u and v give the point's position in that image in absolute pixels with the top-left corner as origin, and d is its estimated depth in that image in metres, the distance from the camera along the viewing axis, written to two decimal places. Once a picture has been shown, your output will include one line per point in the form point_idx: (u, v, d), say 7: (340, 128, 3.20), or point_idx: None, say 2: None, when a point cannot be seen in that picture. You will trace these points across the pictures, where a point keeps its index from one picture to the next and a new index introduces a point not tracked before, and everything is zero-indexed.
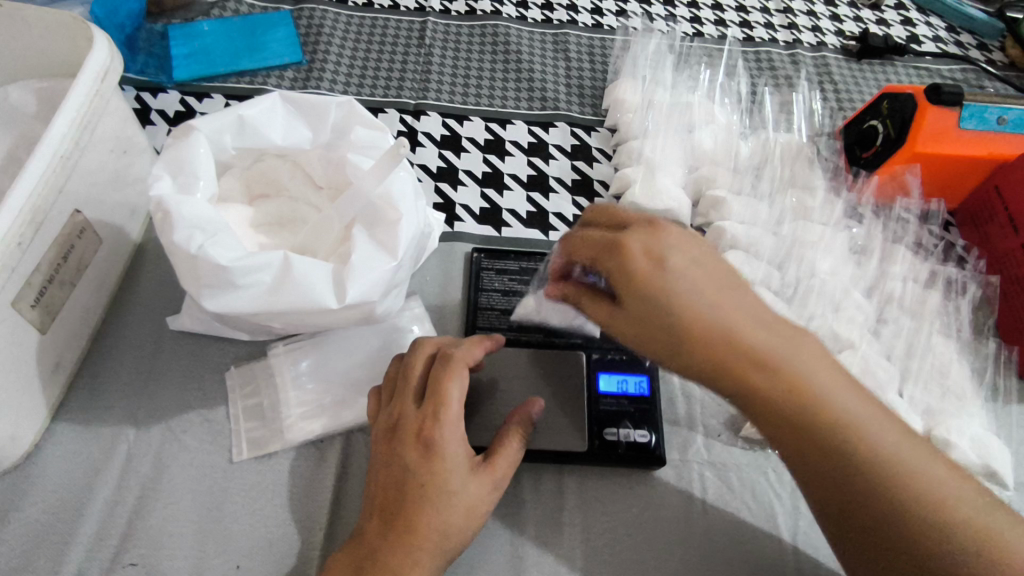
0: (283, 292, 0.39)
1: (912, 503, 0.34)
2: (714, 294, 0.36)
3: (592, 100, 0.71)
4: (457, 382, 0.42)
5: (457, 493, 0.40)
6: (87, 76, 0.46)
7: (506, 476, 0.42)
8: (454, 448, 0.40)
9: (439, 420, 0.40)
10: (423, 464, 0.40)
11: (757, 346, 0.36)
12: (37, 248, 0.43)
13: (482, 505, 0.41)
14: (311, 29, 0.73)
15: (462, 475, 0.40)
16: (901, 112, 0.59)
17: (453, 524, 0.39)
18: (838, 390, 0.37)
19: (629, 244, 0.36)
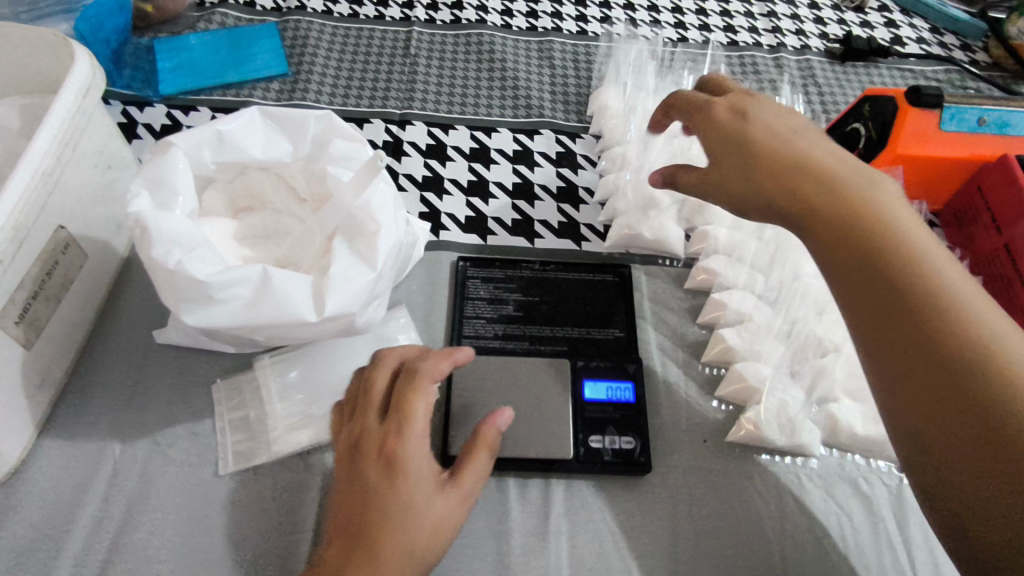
0: (261, 306, 0.39)
1: (931, 304, 0.35)
2: (846, 166, 0.42)
3: (577, 106, 0.71)
4: (424, 395, 0.40)
5: (422, 511, 0.38)
6: (69, 93, 0.47)
7: (473, 492, 0.41)
8: (418, 463, 0.39)
9: (405, 432, 0.39)
10: (388, 480, 0.38)
11: (903, 238, 0.38)
12: (20, 265, 0.44)
13: (450, 524, 0.39)
14: (297, 41, 0.73)
15: (427, 492, 0.39)
16: (882, 115, 0.59)
17: (418, 545, 0.37)
18: (965, 292, 0.36)
19: (716, 99, 0.48)
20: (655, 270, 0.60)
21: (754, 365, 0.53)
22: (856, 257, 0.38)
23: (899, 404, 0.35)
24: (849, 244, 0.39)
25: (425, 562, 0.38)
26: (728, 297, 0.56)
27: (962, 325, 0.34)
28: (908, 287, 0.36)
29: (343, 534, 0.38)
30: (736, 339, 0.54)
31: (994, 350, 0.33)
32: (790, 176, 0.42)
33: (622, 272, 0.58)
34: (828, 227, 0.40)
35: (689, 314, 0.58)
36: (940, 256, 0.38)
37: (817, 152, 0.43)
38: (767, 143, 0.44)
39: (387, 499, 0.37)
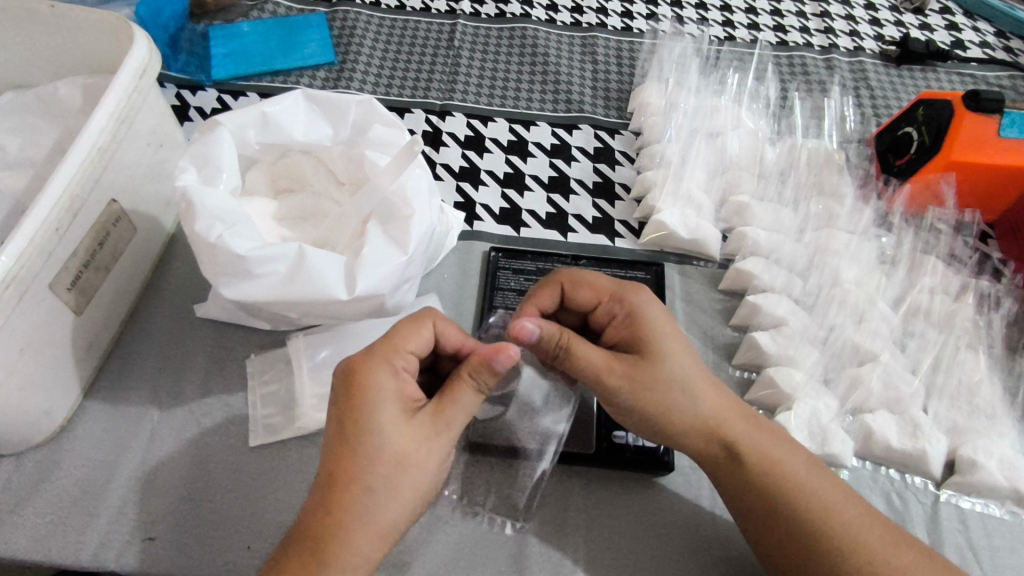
0: (296, 283, 0.40)
1: (829, 536, 0.40)
2: (689, 371, 0.43)
3: (617, 103, 0.71)
4: (415, 331, 0.41)
5: (387, 433, 0.37)
6: (127, 73, 0.49)
7: (449, 420, 0.39)
8: (386, 387, 0.38)
9: (374, 355, 0.39)
10: (347, 404, 0.37)
11: (789, 463, 0.43)
12: (75, 234, 0.46)
13: (410, 453, 0.37)
14: (344, 31, 0.75)
15: (391, 414, 0.38)
16: (936, 119, 0.57)
17: (381, 473, 0.36)
18: (837, 494, 0.42)
19: (639, 298, 0.44)
20: (689, 269, 0.59)
21: (786, 369, 0.51)
22: (739, 486, 0.43)
23: (753, 534, 0.43)
24: (740, 482, 0.43)
25: (383, 486, 0.36)
26: (763, 301, 0.54)
27: (829, 522, 0.41)
28: (781, 514, 0.41)
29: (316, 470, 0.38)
30: (768, 342, 0.52)
31: (852, 543, 0.40)
32: (697, 422, 0.43)
33: (654, 270, 0.57)
34: (725, 468, 0.43)
35: (721, 316, 0.57)
36: (785, 448, 0.44)
37: (695, 383, 0.43)
38: (674, 370, 0.42)
39: (354, 418, 0.37)
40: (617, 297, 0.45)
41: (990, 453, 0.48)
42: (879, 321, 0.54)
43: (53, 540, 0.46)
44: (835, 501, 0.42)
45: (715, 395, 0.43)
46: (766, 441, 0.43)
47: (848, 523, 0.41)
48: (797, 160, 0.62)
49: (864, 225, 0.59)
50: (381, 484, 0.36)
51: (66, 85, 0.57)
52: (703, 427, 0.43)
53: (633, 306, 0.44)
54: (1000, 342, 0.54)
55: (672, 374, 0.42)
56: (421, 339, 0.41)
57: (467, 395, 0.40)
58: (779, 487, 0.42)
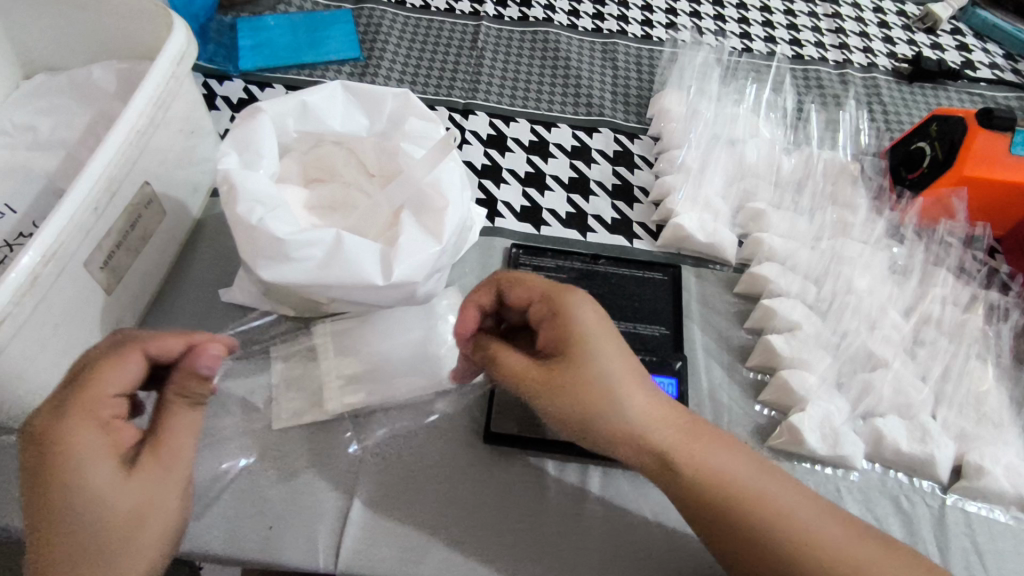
0: (333, 267, 0.41)
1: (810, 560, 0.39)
2: (631, 382, 0.42)
3: (637, 108, 0.72)
4: (120, 368, 0.37)
5: (104, 496, 0.34)
6: (166, 58, 0.50)
7: (163, 460, 0.37)
8: (88, 441, 0.34)
9: (70, 412, 0.34)
10: (42, 474, 0.33)
11: (765, 488, 0.41)
12: (111, 214, 0.47)
13: (144, 506, 0.36)
14: (370, 28, 0.76)
15: (100, 475, 0.34)
16: (950, 135, 0.59)
17: (110, 528, 0.34)
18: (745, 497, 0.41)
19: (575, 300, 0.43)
20: (705, 272, 0.60)
21: (799, 372, 0.52)
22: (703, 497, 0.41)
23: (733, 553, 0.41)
24: (712, 489, 0.41)
25: (123, 545, 0.35)
26: (778, 304, 0.55)
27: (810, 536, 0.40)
28: (758, 549, 0.40)
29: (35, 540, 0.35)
30: (783, 345, 0.54)
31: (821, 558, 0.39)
32: (632, 419, 0.41)
33: (671, 272, 0.59)
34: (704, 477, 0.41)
35: (736, 318, 0.58)
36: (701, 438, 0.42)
37: (650, 382, 0.42)
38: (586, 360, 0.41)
39: (51, 495, 0.33)
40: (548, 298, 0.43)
41: (996, 459, 0.50)
42: (891, 328, 0.55)
43: None
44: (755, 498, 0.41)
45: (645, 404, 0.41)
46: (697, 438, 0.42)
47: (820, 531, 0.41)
48: (813, 169, 0.64)
49: (877, 235, 0.60)
50: (110, 554, 0.34)
51: (100, 69, 0.57)
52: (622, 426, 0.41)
53: (568, 306, 0.42)
54: (1007, 352, 0.56)
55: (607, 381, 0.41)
56: (127, 374, 0.37)
57: (183, 416, 0.39)
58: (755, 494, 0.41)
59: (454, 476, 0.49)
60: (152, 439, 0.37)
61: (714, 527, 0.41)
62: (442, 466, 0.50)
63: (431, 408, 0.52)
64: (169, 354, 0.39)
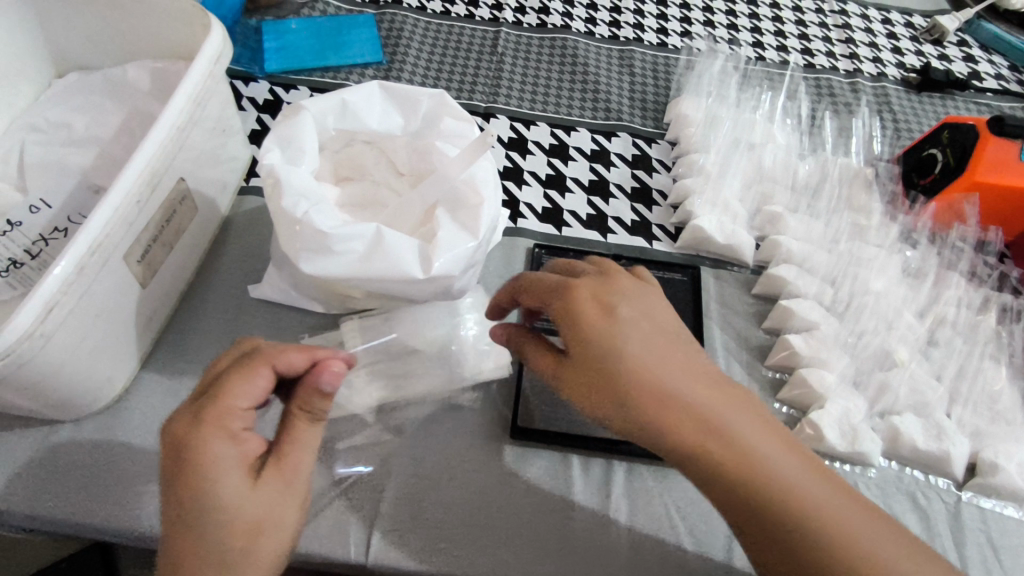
0: (373, 260, 0.42)
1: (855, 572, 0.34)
2: (659, 366, 0.37)
3: (654, 114, 0.74)
4: (249, 382, 0.38)
5: (231, 506, 0.35)
6: (204, 58, 0.51)
7: (287, 475, 0.38)
8: (222, 452, 0.35)
9: (202, 422, 0.35)
10: (178, 479, 0.34)
11: (806, 489, 0.36)
12: (150, 208, 0.48)
13: (266, 521, 0.36)
14: (392, 33, 0.78)
15: (231, 484, 0.35)
16: (962, 142, 0.60)
17: (233, 541, 0.35)
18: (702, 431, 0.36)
19: (579, 287, 0.40)
20: (723, 274, 0.62)
21: (818, 371, 0.54)
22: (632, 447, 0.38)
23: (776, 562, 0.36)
24: (726, 484, 0.36)
25: (243, 561, 0.35)
26: (796, 305, 0.57)
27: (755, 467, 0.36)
28: (792, 551, 0.35)
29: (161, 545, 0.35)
30: (802, 344, 0.55)
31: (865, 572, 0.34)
32: (633, 414, 0.36)
33: (690, 273, 0.60)
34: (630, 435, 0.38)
35: (755, 319, 0.59)
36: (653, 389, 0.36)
37: (659, 354, 0.38)
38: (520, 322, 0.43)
39: (186, 500, 0.34)
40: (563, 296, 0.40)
41: (1011, 457, 0.51)
42: (906, 328, 0.56)
43: (113, 505, 0.47)
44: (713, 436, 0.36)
45: (686, 392, 0.37)
46: (622, 384, 0.37)
47: (776, 466, 0.36)
48: (828, 174, 0.65)
49: (891, 239, 0.62)
50: (232, 563, 0.35)
51: (134, 69, 0.59)
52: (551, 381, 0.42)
53: (576, 300, 0.39)
54: (1019, 353, 0.57)
55: (638, 372, 0.37)
56: (256, 387, 0.38)
57: (304, 431, 0.39)
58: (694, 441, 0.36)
59: (481, 470, 0.50)
60: (275, 450, 0.38)
61: (765, 537, 0.36)
62: (470, 459, 0.51)
63: (458, 403, 0.53)
64: (295, 367, 0.40)
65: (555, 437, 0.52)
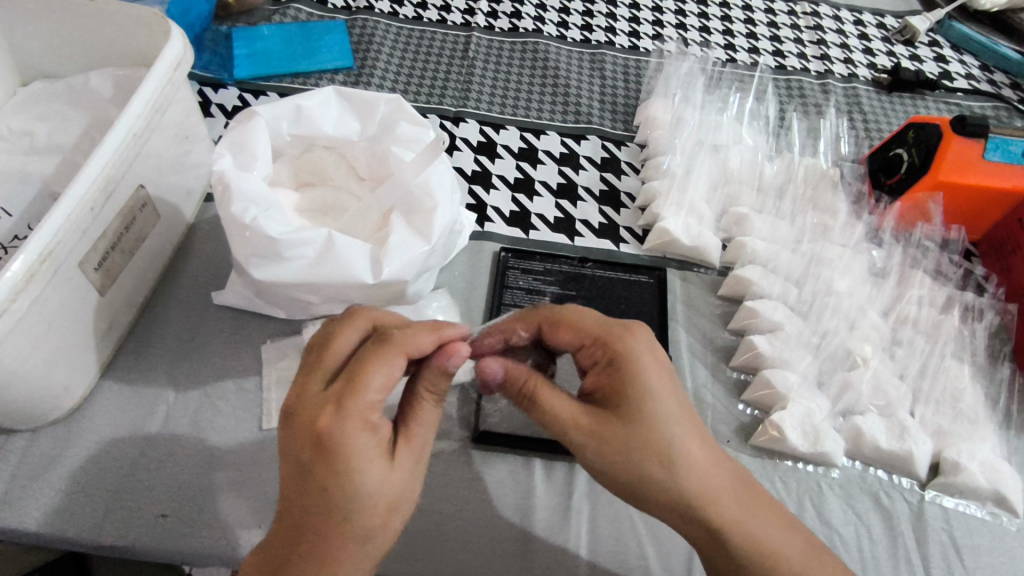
0: (324, 266, 0.42)
1: None
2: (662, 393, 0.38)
3: (624, 117, 0.74)
4: (387, 368, 0.36)
5: (375, 491, 0.34)
6: (162, 64, 0.51)
7: (417, 452, 0.37)
8: (363, 438, 0.34)
9: (348, 414, 0.34)
10: (323, 467, 0.34)
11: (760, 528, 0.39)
12: (106, 215, 0.47)
13: (402, 498, 0.36)
14: (363, 38, 0.78)
15: (377, 471, 0.34)
16: (926, 141, 0.60)
17: (369, 523, 0.35)
18: (692, 487, 0.37)
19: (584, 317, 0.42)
20: (690, 275, 0.62)
21: (781, 372, 0.54)
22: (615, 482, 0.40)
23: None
24: (690, 513, 0.38)
25: (378, 536, 0.35)
26: (761, 306, 0.57)
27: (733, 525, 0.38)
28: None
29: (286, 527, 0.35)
30: (765, 345, 0.55)
31: None
32: (617, 434, 0.37)
33: (657, 275, 0.60)
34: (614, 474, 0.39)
35: (720, 320, 0.60)
36: (651, 442, 0.37)
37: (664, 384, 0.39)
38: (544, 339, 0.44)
39: (327, 486, 0.34)
40: (564, 321, 0.42)
41: (973, 455, 0.51)
42: (871, 328, 0.56)
43: (69, 513, 0.47)
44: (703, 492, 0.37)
45: (677, 424, 0.38)
46: (627, 430, 0.37)
47: (753, 529, 0.38)
48: (795, 175, 0.65)
49: (856, 239, 0.62)
50: (366, 539, 0.35)
51: (97, 76, 0.59)
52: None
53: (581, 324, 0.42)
54: (982, 351, 0.57)
55: (634, 397, 0.38)
56: (396, 372, 0.36)
57: (428, 410, 0.38)
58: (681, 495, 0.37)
59: (442, 475, 0.50)
60: (403, 431, 0.37)
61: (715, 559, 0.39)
62: (431, 463, 0.50)
63: None
64: (424, 348, 0.38)
65: (518, 440, 0.51)
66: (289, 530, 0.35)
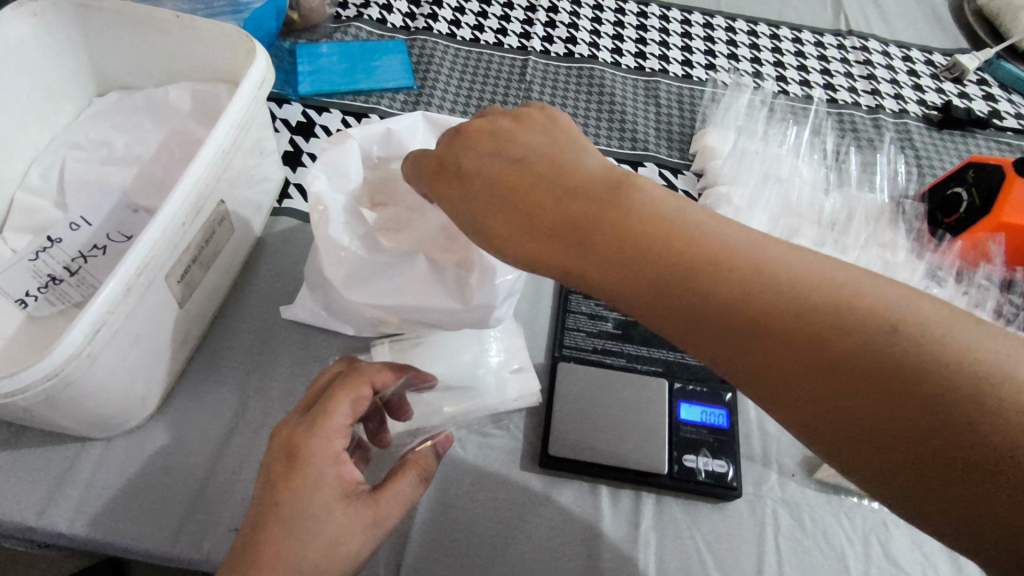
0: (412, 288, 0.45)
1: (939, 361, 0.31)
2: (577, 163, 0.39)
3: (680, 145, 0.75)
4: (353, 399, 0.42)
5: (323, 518, 0.38)
6: (249, 82, 0.52)
7: (392, 512, 0.41)
8: (321, 458, 0.39)
9: (312, 431, 0.40)
10: (283, 472, 0.38)
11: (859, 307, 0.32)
12: (192, 229, 0.48)
13: (347, 544, 0.38)
14: (422, 58, 0.79)
15: (327, 500, 0.38)
16: (988, 181, 0.61)
17: (299, 545, 0.37)
18: (820, 286, 0.33)
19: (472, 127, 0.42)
20: None
21: None
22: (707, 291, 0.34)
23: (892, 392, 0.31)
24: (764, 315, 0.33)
25: (311, 568, 0.37)
26: None
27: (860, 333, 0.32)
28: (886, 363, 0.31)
29: (244, 527, 0.38)
30: None
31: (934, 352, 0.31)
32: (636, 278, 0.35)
33: None
34: (718, 288, 0.34)
35: None
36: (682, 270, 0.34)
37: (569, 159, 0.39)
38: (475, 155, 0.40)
39: (284, 484, 0.38)
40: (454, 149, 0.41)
41: None
42: None
43: (142, 525, 0.47)
44: (833, 284, 0.33)
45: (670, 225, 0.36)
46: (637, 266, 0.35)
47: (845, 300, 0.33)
48: (856, 209, 0.66)
49: (917, 277, 0.62)
50: (294, 558, 0.36)
51: (175, 90, 0.60)
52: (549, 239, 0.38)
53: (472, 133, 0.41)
54: None
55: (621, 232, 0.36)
56: (354, 410, 0.42)
57: (405, 483, 0.42)
58: (819, 308, 0.32)
59: (511, 499, 0.50)
60: (374, 490, 0.41)
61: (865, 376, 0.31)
62: (498, 486, 0.51)
63: (488, 430, 0.53)
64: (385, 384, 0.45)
65: (586, 466, 0.51)
66: (245, 529, 0.38)
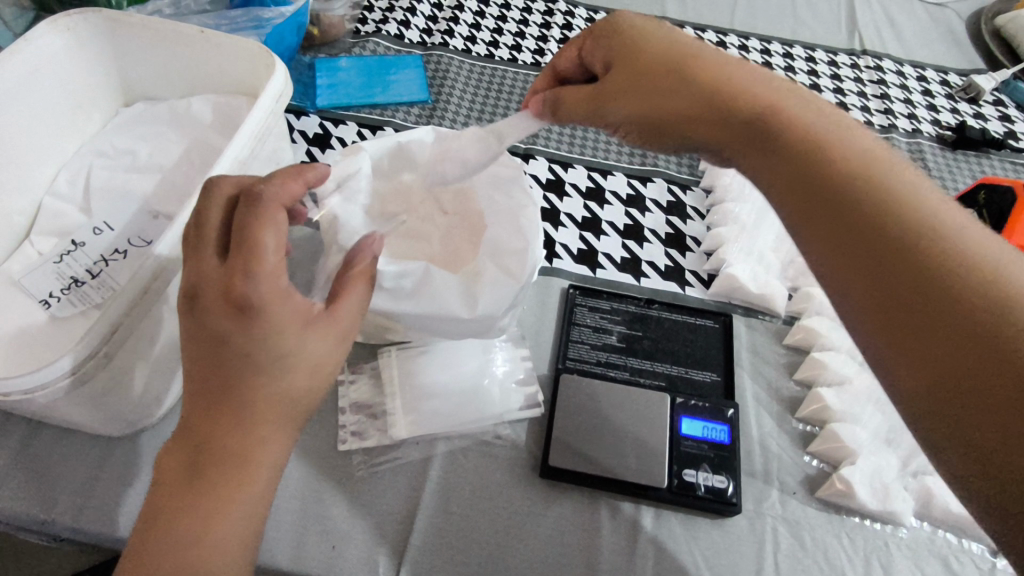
0: (420, 296, 0.46)
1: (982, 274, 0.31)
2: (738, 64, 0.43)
3: (689, 161, 0.75)
4: (274, 225, 0.36)
5: (296, 348, 0.36)
6: (267, 96, 0.54)
7: (353, 323, 0.40)
8: (271, 299, 0.35)
9: (247, 276, 0.34)
10: (234, 323, 0.35)
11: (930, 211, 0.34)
12: None
13: (328, 360, 0.38)
14: (438, 73, 0.81)
15: (296, 332, 0.36)
16: (1000, 203, 0.61)
17: (282, 389, 0.36)
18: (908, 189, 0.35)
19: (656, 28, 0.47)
20: (755, 322, 0.62)
21: (849, 427, 0.55)
22: (844, 192, 0.35)
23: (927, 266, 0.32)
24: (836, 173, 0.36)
25: (300, 395, 0.37)
26: (829, 359, 0.58)
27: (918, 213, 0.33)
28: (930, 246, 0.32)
29: (208, 380, 0.36)
30: (834, 398, 0.56)
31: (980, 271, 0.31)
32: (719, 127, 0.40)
33: (723, 320, 0.61)
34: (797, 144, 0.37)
35: (786, 369, 0.60)
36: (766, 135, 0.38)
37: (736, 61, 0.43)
38: (651, 42, 0.44)
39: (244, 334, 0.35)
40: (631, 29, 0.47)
41: None
42: None
43: None
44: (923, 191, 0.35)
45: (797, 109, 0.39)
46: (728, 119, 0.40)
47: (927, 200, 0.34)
48: None
49: None
50: (280, 398, 0.36)
51: (198, 102, 0.62)
52: (714, 135, 0.41)
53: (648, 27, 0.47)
54: None
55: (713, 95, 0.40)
56: (281, 234, 0.36)
57: (359, 289, 0.41)
58: (933, 229, 0.32)
59: (510, 507, 0.51)
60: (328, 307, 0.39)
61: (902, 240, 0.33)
62: (499, 495, 0.51)
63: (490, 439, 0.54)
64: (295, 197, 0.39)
65: (584, 477, 0.51)
66: (209, 384, 0.35)
